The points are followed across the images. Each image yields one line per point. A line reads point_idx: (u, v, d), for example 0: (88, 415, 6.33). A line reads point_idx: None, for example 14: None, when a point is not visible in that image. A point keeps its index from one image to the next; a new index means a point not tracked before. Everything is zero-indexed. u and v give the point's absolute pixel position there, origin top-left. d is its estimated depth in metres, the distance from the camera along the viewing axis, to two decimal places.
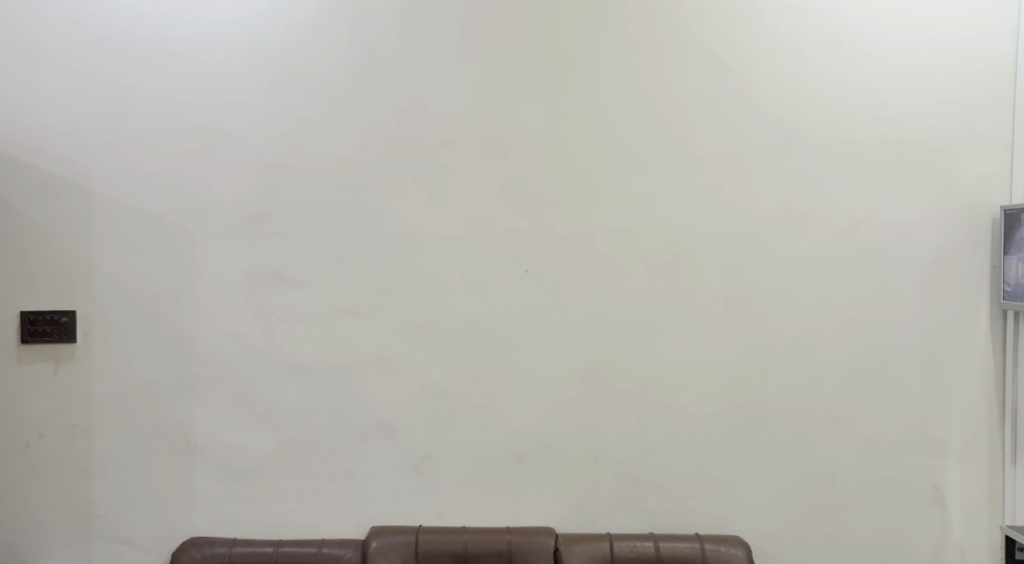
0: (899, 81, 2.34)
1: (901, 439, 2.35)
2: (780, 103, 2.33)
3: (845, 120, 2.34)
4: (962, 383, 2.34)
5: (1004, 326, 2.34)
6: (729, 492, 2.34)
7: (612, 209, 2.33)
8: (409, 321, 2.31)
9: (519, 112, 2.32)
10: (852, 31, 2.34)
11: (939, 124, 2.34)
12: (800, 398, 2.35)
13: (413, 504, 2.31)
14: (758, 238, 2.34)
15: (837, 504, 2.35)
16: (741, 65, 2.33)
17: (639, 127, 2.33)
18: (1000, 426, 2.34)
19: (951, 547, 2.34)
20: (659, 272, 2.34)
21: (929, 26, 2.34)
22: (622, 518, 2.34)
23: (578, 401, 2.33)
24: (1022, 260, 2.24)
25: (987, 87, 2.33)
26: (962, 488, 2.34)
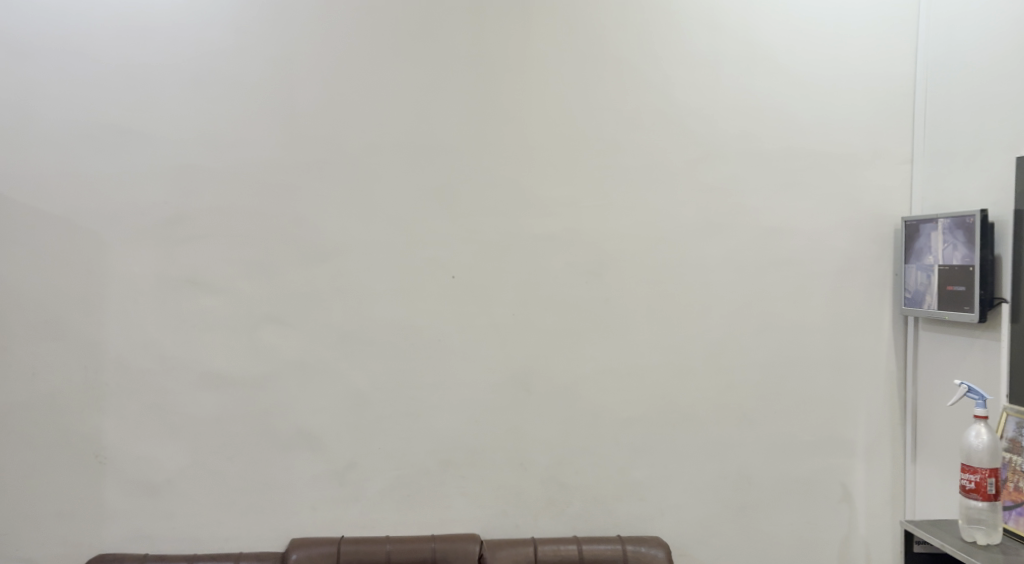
0: (810, 96, 2.41)
1: (811, 439, 2.44)
2: (698, 115, 2.39)
3: (758, 134, 2.40)
4: (867, 384, 2.45)
5: (905, 330, 2.45)
6: (650, 494, 2.39)
7: (536, 216, 2.35)
8: (331, 329, 2.30)
9: (441, 120, 2.32)
10: (766, 47, 2.40)
11: (845, 137, 2.43)
12: (720, 400, 2.41)
13: (336, 513, 2.31)
14: (676, 245, 2.39)
15: (753, 503, 2.42)
16: (659, 78, 2.37)
17: (560, 135, 2.36)
18: (902, 426, 2.46)
19: (856, 542, 2.45)
20: (584, 278, 2.37)
21: (837, 43, 2.42)
22: (547, 522, 2.36)
23: (503, 407, 2.35)
24: (920, 268, 2.30)
25: (889, 104, 2.43)
26: (867, 485, 2.45)
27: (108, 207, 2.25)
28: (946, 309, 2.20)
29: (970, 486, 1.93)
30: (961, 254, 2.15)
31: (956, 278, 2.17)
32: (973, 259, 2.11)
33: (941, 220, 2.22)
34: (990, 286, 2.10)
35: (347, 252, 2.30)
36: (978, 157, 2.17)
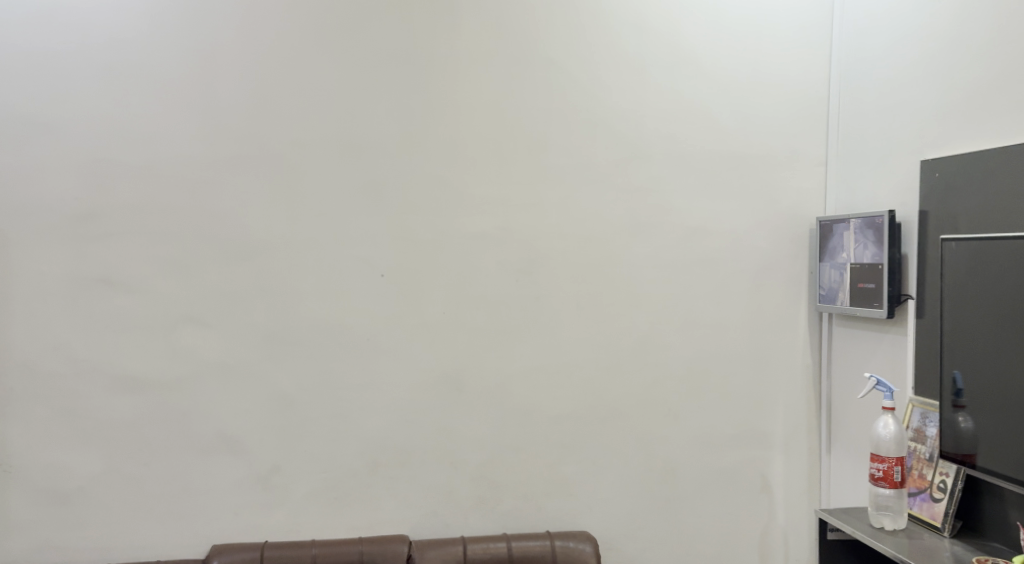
0: (731, 98, 2.48)
1: (733, 432, 2.51)
2: (624, 116, 2.43)
3: (682, 135, 2.46)
4: (785, 378, 2.54)
5: (820, 326, 2.55)
6: (579, 490, 2.42)
7: (465, 214, 2.35)
8: (254, 329, 2.25)
9: (368, 116, 2.29)
10: (689, 49, 2.45)
11: (765, 140, 2.51)
12: (647, 396, 2.46)
13: (260, 518, 2.26)
14: (604, 244, 2.43)
15: (677, 496, 2.48)
16: (587, 78, 2.40)
17: (489, 134, 2.36)
18: (817, 418, 2.56)
19: (775, 531, 2.53)
20: (514, 276, 2.38)
21: (756, 48, 2.49)
22: (476, 521, 2.36)
23: (432, 406, 2.34)
24: (833, 267, 2.41)
25: (805, 108, 2.52)
26: (785, 476, 2.54)
27: (13, 202, 2.13)
28: (858, 305, 2.30)
29: (878, 475, 2.01)
30: (871, 253, 2.24)
31: (867, 276, 2.26)
32: (881, 258, 2.20)
33: (852, 221, 2.31)
34: (898, 284, 2.19)
35: (271, 250, 2.25)
36: (886, 160, 2.27)
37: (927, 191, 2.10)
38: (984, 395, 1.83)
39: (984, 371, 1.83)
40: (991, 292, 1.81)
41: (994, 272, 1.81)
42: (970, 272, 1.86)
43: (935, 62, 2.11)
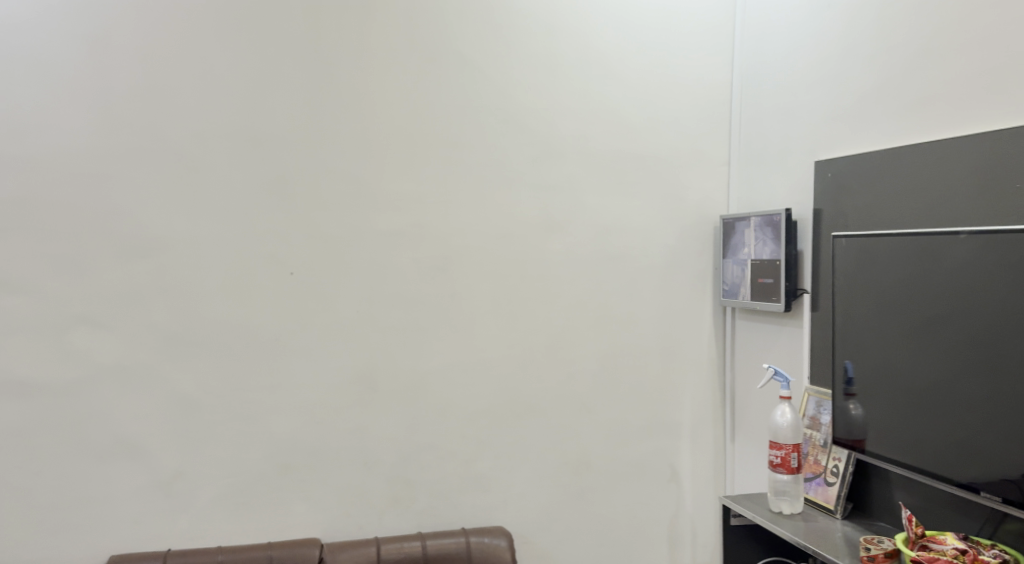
0: (640, 100, 2.55)
1: (644, 424, 2.58)
2: (537, 114, 2.45)
3: (594, 135, 2.51)
4: (692, 371, 2.63)
5: (724, 320, 2.65)
6: (494, 486, 2.43)
7: (377, 211, 2.32)
8: (155, 329, 2.16)
9: (276, 110, 2.23)
10: (599, 50, 2.50)
11: (672, 140, 2.58)
12: (560, 391, 2.49)
13: (162, 526, 2.17)
14: (518, 241, 2.45)
15: (591, 488, 2.52)
16: (499, 77, 2.41)
17: (402, 130, 2.34)
18: (723, 409, 2.66)
19: (684, 519, 2.62)
20: (428, 273, 2.37)
21: (663, 50, 2.56)
22: (390, 521, 2.34)
23: (345, 406, 2.30)
24: (735, 262, 2.51)
25: (709, 110, 2.61)
26: (693, 465, 2.63)
27: None
28: (758, 299, 2.39)
29: (777, 461, 2.10)
30: (770, 250, 2.34)
31: (766, 272, 2.36)
32: (779, 255, 2.30)
33: (753, 219, 2.41)
34: (794, 279, 2.30)
35: (172, 247, 2.17)
36: (785, 160, 2.38)
37: (820, 190, 2.20)
38: (871, 383, 1.94)
39: (871, 361, 1.94)
40: (876, 285, 1.92)
41: (878, 267, 1.91)
42: (857, 267, 1.97)
43: (828, 68, 2.21)
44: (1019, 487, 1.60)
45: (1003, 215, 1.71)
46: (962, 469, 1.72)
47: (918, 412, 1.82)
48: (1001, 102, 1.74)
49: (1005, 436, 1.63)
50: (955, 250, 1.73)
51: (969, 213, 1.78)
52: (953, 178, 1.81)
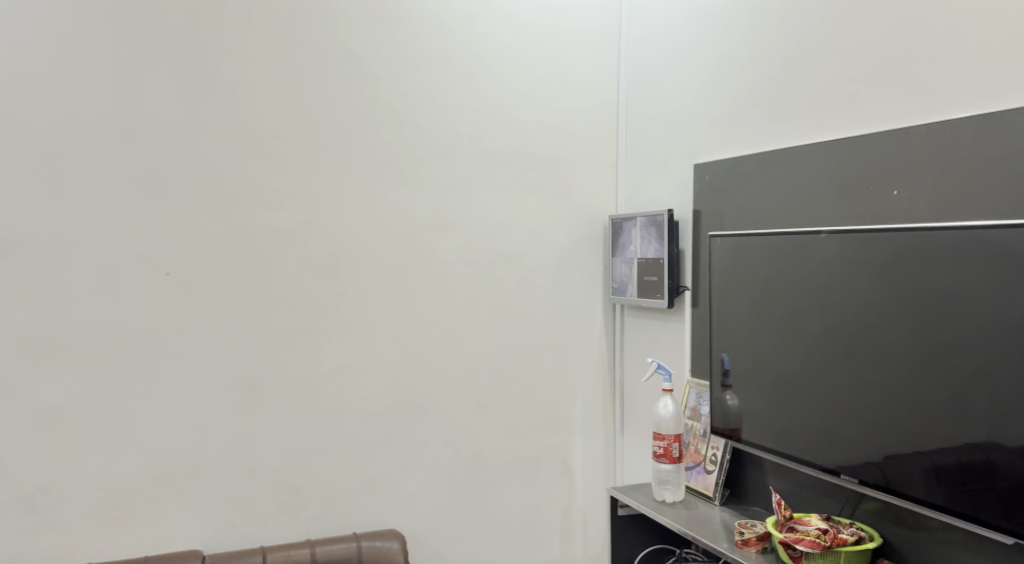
0: (531, 101, 2.58)
1: (536, 421, 2.61)
2: (427, 111, 2.44)
3: (485, 134, 2.52)
4: (583, 367, 2.69)
5: (613, 318, 2.72)
6: (386, 489, 2.40)
7: (262, 209, 2.25)
8: (16, 334, 2.01)
9: (151, 103, 2.13)
10: (489, 49, 2.51)
11: (562, 141, 2.63)
12: (453, 391, 2.49)
13: (25, 545, 2.03)
14: (410, 241, 2.43)
15: (485, 487, 2.54)
16: (388, 73, 2.38)
17: (288, 126, 2.27)
18: (612, 403, 2.73)
19: (575, 512, 2.67)
20: (317, 273, 2.31)
21: (553, 52, 2.60)
22: (278, 529, 2.27)
23: (228, 412, 2.22)
24: (622, 261, 2.58)
25: (598, 113, 2.68)
26: (584, 459, 2.69)
27: None
28: (644, 297, 2.48)
29: (660, 452, 2.18)
30: (654, 249, 2.42)
31: (650, 270, 2.44)
32: (662, 254, 2.38)
33: (638, 219, 2.49)
34: (676, 277, 2.39)
35: (34, 247, 2.03)
36: (668, 163, 2.47)
37: (699, 191, 2.30)
38: (745, 375, 2.05)
39: (745, 354, 2.05)
40: (750, 282, 2.03)
41: (750, 264, 2.03)
42: (731, 265, 2.09)
43: (706, 75, 2.31)
44: (877, 469, 1.70)
45: (857, 216, 1.81)
46: (827, 454, 1.82)
47: (787, 401, 1.92)
48: (857, 109, 1.84)
49: (862, 422, 1.73)
50: (817, 248, 1.83)
51: (829, 214, 1.88)
52: (815, 181, 1.92)
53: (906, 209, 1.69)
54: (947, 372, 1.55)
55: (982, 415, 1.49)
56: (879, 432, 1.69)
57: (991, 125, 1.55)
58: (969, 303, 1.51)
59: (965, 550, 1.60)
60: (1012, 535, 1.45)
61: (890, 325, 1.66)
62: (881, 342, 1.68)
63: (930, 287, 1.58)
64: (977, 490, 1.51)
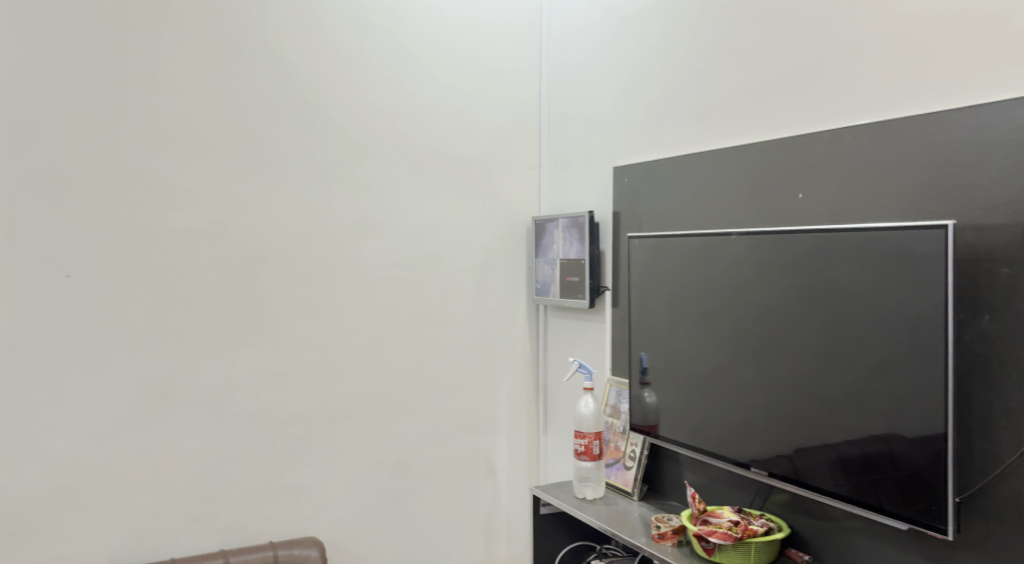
0: (453, 101, 2.57)
1: (460, 422, 2.61)
2: (347, 110, 2.41)
3: (407, 134, 2.50)
4: (506, 368, 2.70)
5: (536, 318, 2.75)
6: (305, 495, 2.35)
7: (173, 209, 2.17)
8: None
9: (51, 97, 2.02)
10: (410, 47, 2.50)
11: (485, 142, 2.64)
12: (375, 394, 2.46)
13: None
14: (329, 242, 2.39)
15: (407, 490, 2.52)
16: (305, 69, 2.34)
17: (200, 123, 2.20)
18: (536, 403, 2.76)
19: (499, 513, 2.68)
20: (232, 275, 2.25)
21: (474, 53, 2.60)
22: (190, 540, 2.19)
23: (136, 420, 2.13)
24: (545, 261, 2.61)
25: (520, 115, 2.70)
26: (508, 460, 2.70)
27: None
28: (566, 297, 2.51)
29: (581, 449, 2.22)
30: (576, 250, 2.45)
31: (572, 270, 2.48)
32: (584, 255, 2.42)
33: (561, 220, 2.52)
34: (597, 277, 2.43)
35: None
36: (588, 165, 2.51)
37: (619, 193, 2.35)
38: (661, 372, 2.11)
39: (662, 351, 2.11)
40: (666, 282, 2.09)
41: (666, 264, 2.08)
42: (648, 265, 2.15)
43: (624, 79, 2.36)
44: (787, 462, 1.76)
45: (765, 219, 1.88)
46: (740, 448, 1.88)
47: (701, 397, 1.98)
48: (764, 115, 1.91)
49: (771, 416, 1.80)
50: (728, 249, 1.89)
51: (741, 217, 1.95)
52: (726, 183, 1.98)
53: (811, 212, 1.77)
54: (847, 367, 1.62)
55: (879, 407, 1.56)
56: (787, 426, 1.76)
57: (884, 131, 1.61)
58: (866, 301, 1.57)
59: (865, 537, 1.67)
60: (906, 521, 1.52)
61: (796, 322, 1.73)
62: (788, 339, 1.75)
63: (832, 286, 1.64)
64: (878, 480, 1.57)
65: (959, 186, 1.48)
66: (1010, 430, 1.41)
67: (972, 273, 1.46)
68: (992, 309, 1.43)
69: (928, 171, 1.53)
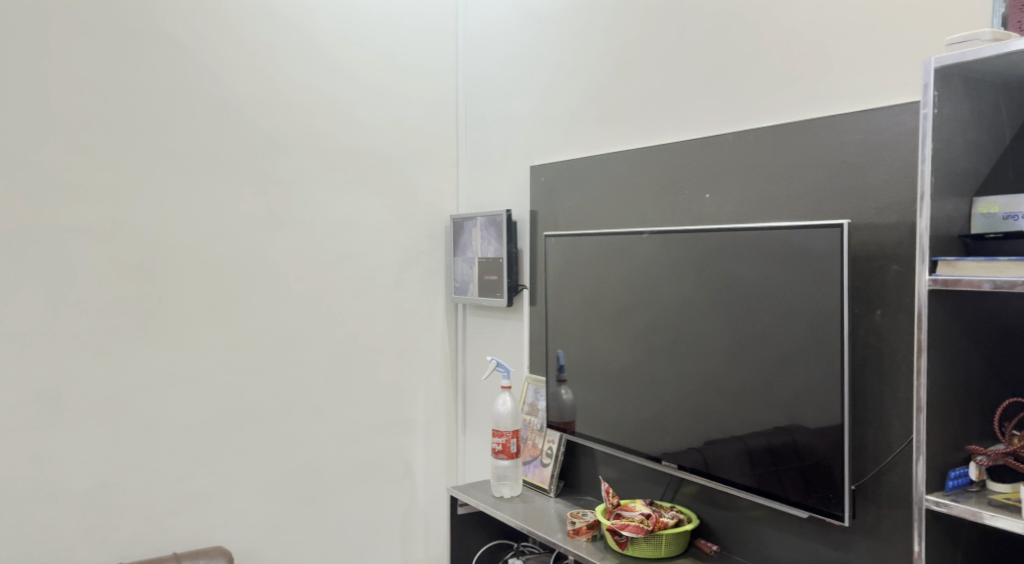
0: (367, 96, 2.53)
1: (376, 424, 2.57)
2: (255, 104, 2.33)
3: (318, 129, 2.44)
4: (425, 367, 2.68)
5: (455, 317, 2.74)
6: (212, 504, 2.27)
7: (65, 205, 2.06)
8: None
9: None
10: (321, 40, 2.44)
11: (401, 138, 2.60)
12: (287, 396, 2.40)
13: None
14: (237, 240, 2.31)
15: (320, 495, 2.46)
16: (210, 61, 2.26)
17: (94, 114, 2.09)
18: (455, 402, 2.74)
19: (416, 515, 2.66)
20: (131, 275, 2.15)
21: (389, 46, 2.57)
22: (84, 555, 2.08)
23: (25, 429, 2.01)
24: (463, 260, 2.60)
25: (437, 111, 2.68)
26: (425, 461, 2.68)
27: None
28: (484, 296, 2.51)
29: (498, 448, 2.22)
30: (493, 248, 2.45)
31: (490, 269, 2.47)
32: (501, 253, 2.42)
33: (479, 219, 2.51)
34: (515, 276, 2.43)
35: None
36: (506, 163, 2.52)
37: (536, 192, 2.36)
38: (578, 369, 2.13)
39: (578, 349, 2.13)
40: (581, 280, 2.11)
41: (582, 263, 2.11)
42: (564, 264, 2.17)
43: (539, 78, 2.37)
44: (698, 454, 1.80)
45: (676, 218, 1.92)
46: (652, 442, 1.91)
47: (615, 394, 2.01)
48: (672, 117, 1.95)
49: (682, 410, 1.84)
50: (640, 248, 1.93)
51: (652, 216, 1.98)
52: (638, 183, 2.02)
53: (719, 212, 1.82)
54: (752, 361, 1.67)
55: (780, 400, 1.61)
56: (697, 419, 1.80)
57: (784, 135, 1.67)
58: (769, 298, 1.63)
59: (769, 526, 1.73)
60: (807, 508, 1.57)
61: (705, 318, 1.77)
62: (697, 335, 1.79)
63: (737, 283, 1.69)
64: (782, 470, 1.62)
65: (854, 187, 1.54)
66: (899, 419, 1.48)
67: (866, 270, 1.52)
68: (884, 305, 1.50)
69: (826, 172, 1.59)
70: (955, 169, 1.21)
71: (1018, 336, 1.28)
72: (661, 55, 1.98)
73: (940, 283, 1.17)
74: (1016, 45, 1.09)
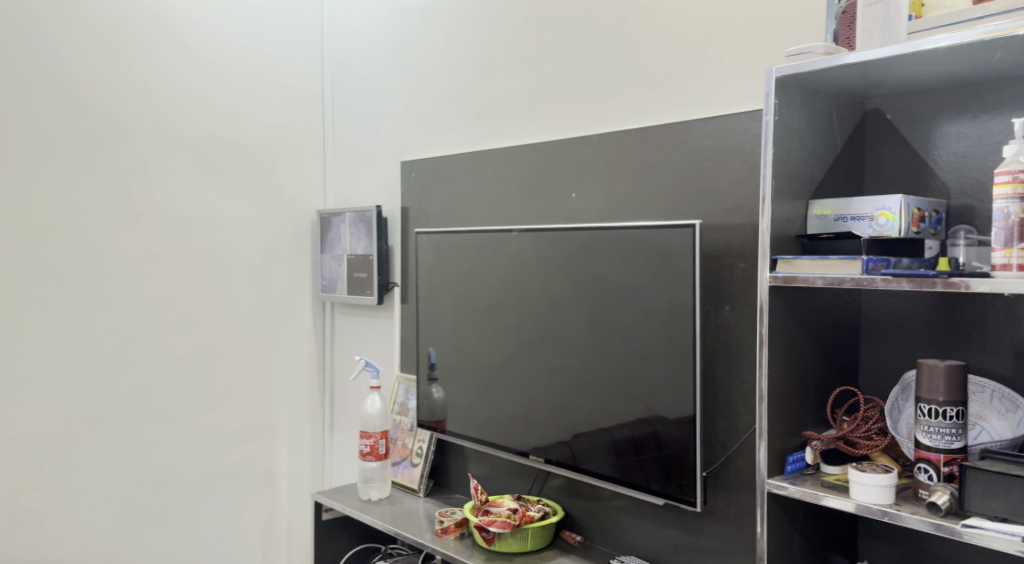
0: (227, 83, 2.41)
1: (236, 428, 2.46)
2: (99, 87, 2.16)
3: (172, 116, 2.30)
4: (289, 368, 2.58)
5: (321, 316, 2.65)
6: (47, 520, 2.09)
7: None
8: None
9: None
10: (175, 22, 2.30)
11: (263, 129, 2.49)
12: (135, 401, 2.24)
13: None
14: (78, 234, 2.14)
15: (173, 505, 2.32)
16: (46, 38, 2.07)
17: None
18: (322, 403, 2.67)
19: (279, 521, 2.56)
20: None
21: (250, 32, 2.45)
22: None
23: None
24: (331, 256, 2.52)
25: (302, 102, 2.58)
26: (288, 465, 2.59)
27: None
28: (352, 293, 2.45)
29: (366, 450, 2.15)
30: (362, 245, 2.40)
31: (359, 266, 2.42)
32: (371, 250, 2.37)
33: (347, 215, 2.45)
34: (385, 273, 2.39)
35: None
36: (375, 158, 2.47)
37: (406, 188, 2.33)
38: (449, 367, 2.12)
39: (449, 346, 2.12)
40: (452, 278, 2.10)
41: (453, 260, 2.10)
42: (435, 261, 2.15)
43: (409, 72, 2.34)
44: (565, 448, 1.83)
45: (544, 216, 1.95)
46: (522, 437, 1.93)
47: (485, 390, 2.02)
48: (539, 117, 1.98)
49: (551, 405, 1.86)
50: (509, 245, 1.94)
51: (522, 214, 2.00)
52: (508, 181, 2.03)
53: (584, 210, 1.86)
54: (614, 355, 1.72)
55: (639, 393, 1.67)
56: (565, 414, 1.83)
57: (643, 137, 1.73)
58: (629, 294, 1.68)
59: (629, 515, 1.79)
60: (664, 496, 1.64)
61: (571, 315, 1.80)
62: (564, 331, 1.82)
63: (601, 280, 1.74)
64: (642, 461, 1.68)
65: (706, 188, 1.62)
66: (745, 409, 1.57)
67: (716, 268, 1.60)
68: (731, 301, 1.59)
69: (681, 175, 1.66)
70: (793, 173, 1.28)
71: (847, 329, 1.39)
72: (528, 54, 2.00)
73: (779, 279, 1.24)
74: (847, 59, 1.16)
